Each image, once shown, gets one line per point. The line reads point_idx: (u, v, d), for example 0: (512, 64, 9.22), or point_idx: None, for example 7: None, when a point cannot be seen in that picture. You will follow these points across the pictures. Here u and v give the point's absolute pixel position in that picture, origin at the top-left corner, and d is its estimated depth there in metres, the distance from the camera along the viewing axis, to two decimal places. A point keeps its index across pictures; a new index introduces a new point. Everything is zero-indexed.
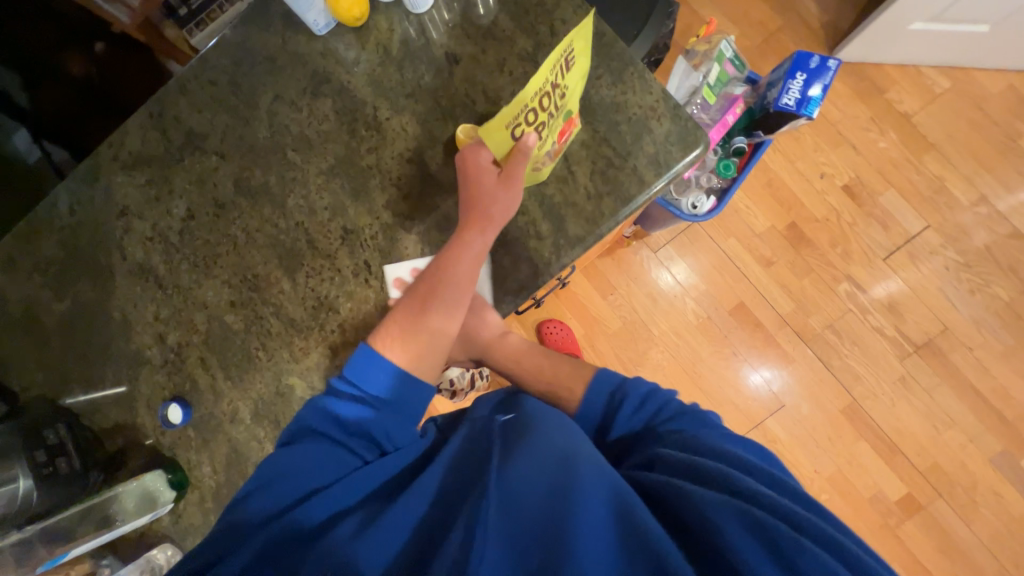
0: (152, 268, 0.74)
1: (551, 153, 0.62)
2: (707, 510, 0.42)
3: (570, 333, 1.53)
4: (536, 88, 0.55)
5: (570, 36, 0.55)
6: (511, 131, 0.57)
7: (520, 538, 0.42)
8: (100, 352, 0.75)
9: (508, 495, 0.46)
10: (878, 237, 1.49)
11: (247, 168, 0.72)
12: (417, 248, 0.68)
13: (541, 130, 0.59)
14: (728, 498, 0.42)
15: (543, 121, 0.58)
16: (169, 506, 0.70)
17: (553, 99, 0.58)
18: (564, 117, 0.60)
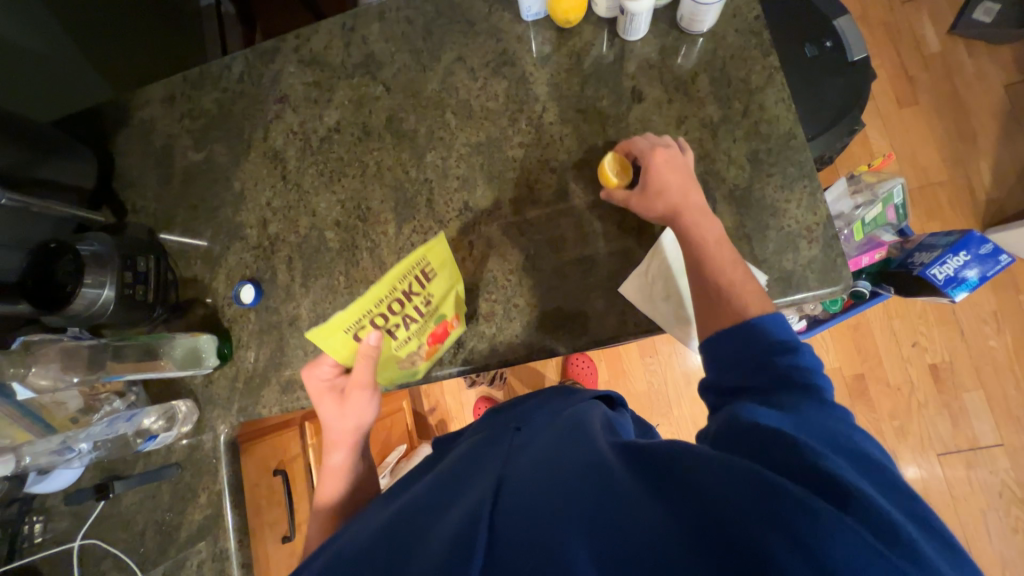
0: (284, 160, 0.78)
1: (420, 354, 0.66)
2: (717, 490, 0.33)
3: (594, 375, 1.51)
4: (396, 289, 0.59)
5: (424, 252, 0.61)
6: (351, 333, 0.60)
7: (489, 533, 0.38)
8: (208, 210, 0.80)
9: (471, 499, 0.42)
10: (942, 430, 1.39)
11: (405, 110, 0.75)
12: (522, 253, 0.68)
13: (390, 331, 0.62)
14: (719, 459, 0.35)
15: (399, 329, 0.63)
16: (209, 369, 0.75)
17: (412, 302, 0.62)
18: (437, 320, 0.65)
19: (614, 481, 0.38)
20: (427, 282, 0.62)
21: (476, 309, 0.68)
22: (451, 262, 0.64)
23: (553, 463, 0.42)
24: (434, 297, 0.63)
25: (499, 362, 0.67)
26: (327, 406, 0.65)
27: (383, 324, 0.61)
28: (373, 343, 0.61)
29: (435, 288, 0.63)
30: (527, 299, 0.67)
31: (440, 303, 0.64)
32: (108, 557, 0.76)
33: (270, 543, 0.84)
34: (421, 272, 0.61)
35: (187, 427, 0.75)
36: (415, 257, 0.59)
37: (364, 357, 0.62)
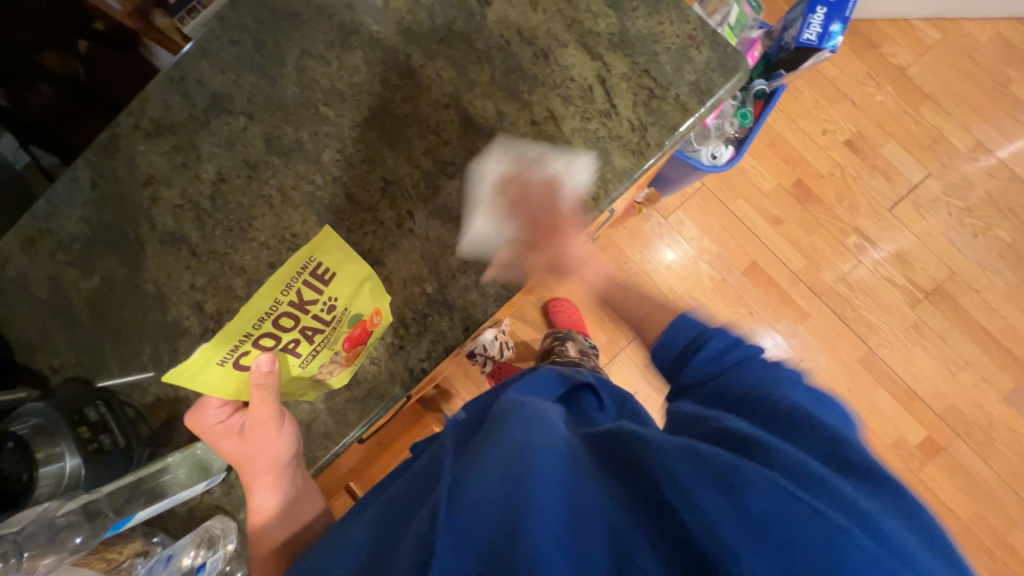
0: (184, 238, 0.72)
1: (335, 361, 0.65)
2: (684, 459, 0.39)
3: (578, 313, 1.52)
4: (282, 299, 0.63)
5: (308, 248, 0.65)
6: (234, 363, 0.62)
7: (484, 526, 0.38)
8: (132, 329, 0.73)
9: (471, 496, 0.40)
10: (882, 188, 1.52)
11: (278, 126, 0.71)
12: (461, 193, 0.67)
13: (290, 349, 0.63)
14: (679, 445, 0.40)
15: (301, 344, 0.64)
16: (222, 474, 0.69)
17: (311, 312, 0.64)
18: (350, 323, 0.64)
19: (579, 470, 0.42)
20: (321, 285, 0.64)
21: (448, 266, 0.67)
22: (349, 256, 0.66)
23: (511, 444, 0.44)
24: (336, 300, 0.64)
25: (495, 301, 0.66)
26: (230, 444, 0.64)
27: (275, 343, 0.63)
28: (265, 367, 0.59)
29: (335, 290, 0.65)
30: (489, 231, 0.66)
31: (347, 302, 0.65)
32: None
33: None
34: (313, 275, 0.64)
35: (232, 542, 0.69)
36: (299, 259, 0.64)
37: (258, 387, 0.60)
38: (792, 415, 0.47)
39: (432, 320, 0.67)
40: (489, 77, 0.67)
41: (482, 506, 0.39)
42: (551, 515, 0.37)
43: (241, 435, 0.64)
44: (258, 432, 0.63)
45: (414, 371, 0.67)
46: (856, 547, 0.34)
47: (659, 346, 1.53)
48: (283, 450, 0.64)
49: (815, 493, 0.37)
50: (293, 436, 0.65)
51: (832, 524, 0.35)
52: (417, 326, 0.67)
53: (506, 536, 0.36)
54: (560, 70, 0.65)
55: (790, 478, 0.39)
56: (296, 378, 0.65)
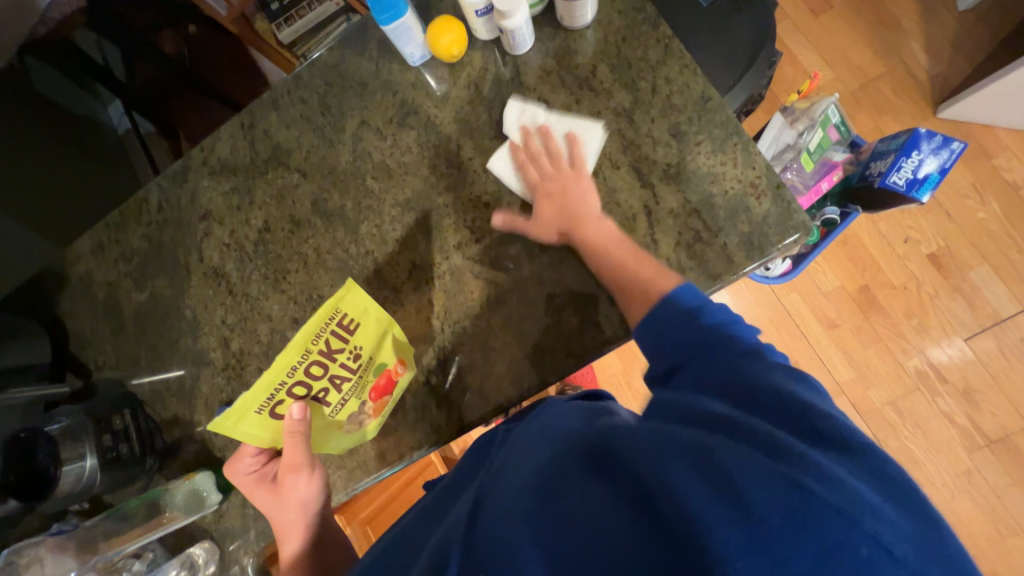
0: (225, 274, 0.77)
1: (364, 412, 0.65)
2: (643, 447, 0.36)
3: (590, 373, 1.49)
4: (311, 351, 0.59)
5: (339, 296, 0.60)
6: (265, 412, 0.60)
7: (474, 535, 0.39)
8: (167, 346, 0.79)
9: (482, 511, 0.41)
10: (961, 313, 1.37)
11: (327, 189, 0.73)
12: (482, 294, 0.66)
13: (319, 398, 0.62)
14: (646, 429, 0.38)
15: (330, 392, 0.62)
16: (214, 507, 0.73)
17: (339, 360, 0.61)
18: (376, 372, 0.64)
19: (569, 450, 0.42)
20: (349, 335, 0.61)
21: (456, 364, 0.67)
22: (377, 306, 0.63)
23: (522, 460, 0.44)
24: (362, 349, 0.62)
25: (494, 410, 0.65)
26: (261, 495, 0.67)
27: (303, 393, 0.61)
28: (297, 417, 0.60)
29: (362, 340, 0.62)
30: (502, 338, 0.65)
31: (374, 352, 0.63)
32: None
33: None
34: (340, 325, 0.60)
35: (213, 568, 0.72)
36: (325, 312, 0.59)
37: (291, 434, 0.61)
38: (750, 355, 0.45)
39: (429, 412, 0.67)
40: (534, 184, 0.66)
41: (483, 514, 0.41)
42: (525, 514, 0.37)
43: (273, 483, 0.67)
44: (291, 476, 0.65)
45: (403, 458, 0.68)
46: (825, 507, 0.30)
47: None
48: (314, 496, 0.67)
49: (795, 463, 0.32)
50: (320, 483, 0.67)
51: (801, 489, 0.30)
52: (415, 414, 0.68)
53: (494, 551, 0.37)
54: (607, 191, 0.63)
55: (762, 447, 0.34)
56: (321, 421, 0.64)
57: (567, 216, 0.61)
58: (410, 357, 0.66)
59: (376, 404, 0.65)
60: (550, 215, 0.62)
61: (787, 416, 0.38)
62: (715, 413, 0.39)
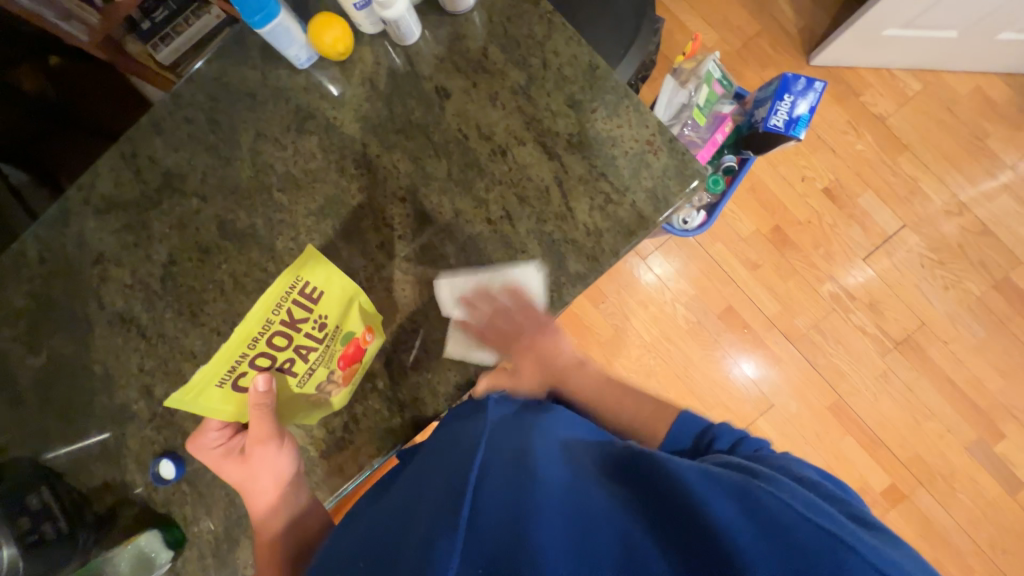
0: (134, 319, 0.71)
1: (334, 380, 0.64)
2: (689, 478, 0.40)
3: None
4: (274, 321, 0.61)
5: (297, 266, 0.61)
6: (229, 386, 0.62)
7: (481, 518, 0.37)
8: (80, 410, 0.72)
9: (490, 492, 0.39)
10: (858, 237, 1.54)
11: (232, 209, 0.69)
12: (415, 290, 0.66)
13: (286, 368, 0.63)
14: (694, 467, 0.42)
15: (297, 363, 0.63)
16: (166, 567, 0.68)
17: (303, 330, 0.62)
18: (343, 341, 0.64)
19: (589, 477, 0.42)
20: (313, 303, 0.62)
21: (400, 364, 0.66)
22: (337, 276, 0.63)
23: (531, 455, 0.44)
24: (326, 318, 0.63)
25: (446, 401, 0.65)
26: (228, 468, 0.65)
27: (268, 364, 0.62)
28: (263, 387, 0.61)
29: (325, 308, 0.63)
30: (441, 329, 0.66)
31: (340, 321, 0.63)
32: None
33: None
34: (301, 294, 0.62)
35: None
36: (289, 279, 0.61)
37: (257, 406, 0.62)
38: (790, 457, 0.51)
39: (382, 417, 0.66)
40: (446, 172, 0.66)
41: (488, 499, 0.38)
42: (550, 514, 0.37)
43: (242, 456, 0.65)
44: (258, 446, 0.63)
45: (363, 468, 0.66)
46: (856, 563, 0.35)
47: (631, 388, 1.53)
48: (287, 468, 0.65)
49: (825, 518, 0.37)
50: (294, 455, 0.65)
51: (846, 546, 0.35)
52: (367, 422, 0.66)
53: (514, 534, 0.35)
54: (518, 168, 0.65)
55: (800, 502, 0.39)
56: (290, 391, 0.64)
57: (543, 365, 0.67)
58: (378, 329, 0.65)
59: (348, 373, 0.64)
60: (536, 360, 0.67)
61: (819, 488, 0.44)
62: (761, 474, 0.43)
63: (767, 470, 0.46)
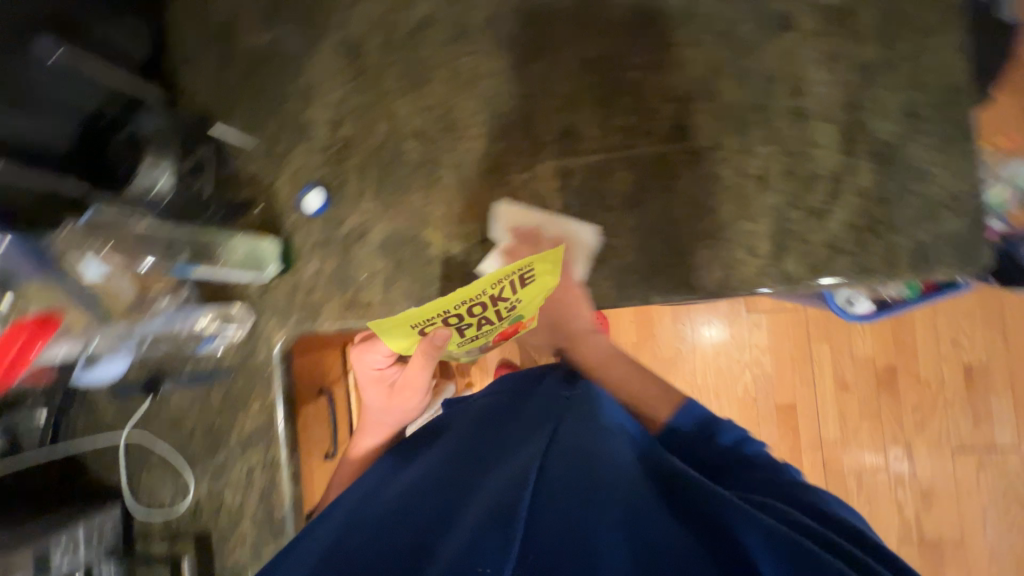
0: (363, 54, 0.70)
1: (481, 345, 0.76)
2: (728, 513, 0.49)
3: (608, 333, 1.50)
4: (484, 293, 0.62)
5: (534, 257, 0.61)
6: (417, 327, 0.67)
7: (536, 532, 0.51)
8: (271, 103, 0.73)
9: (547, 514, 0.53)
10: (961, 430, 1.41)
11: (510, 11, 0.66)
12: (626, 188, 0.62)
13: (461, 326, 0.68)
14: (748, 513, 0.49)
15: (472, 326, 0.69)
16: (272, 273, 0.71)
17: (496, 307, 0.66)
18: (512, 319, 0.71)
19: (644, 492, 0.53)
20: (521, 287, 0.64)
21: (567, 245, 0.64)
22: (554, 275, 0.64)
23: (597, 467, 0.56)
24: (521, 301, 0.67)
25: (584, 303, 0.63)
26: (372, 394, 0.87)
27: (455, 322, 0.66)
28: (442, 338, 0.69)
29: (523, 294, 0.66)
30: (625, 239, 0.62)
31: (524, 306, 0.69)
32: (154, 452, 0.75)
33: (312, 457, 0.84)
34: (519, 277, 0.62)
35: (244, 330, 0.72)
36: (519, 264, 0.60)
37: (428, 347, 0.72)
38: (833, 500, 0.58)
39: (520, 279, 0.65)
40: (733, 101, 0.60)
41: (532, 528, 0.52)
42: (606, 514, 0.51)
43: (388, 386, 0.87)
44: (413, 378, 0.83)
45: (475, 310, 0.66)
46: None
47: None
48: (420, 399, 0.88)
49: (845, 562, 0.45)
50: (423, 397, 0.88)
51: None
52: None
53: (573, 540, 0.49)
54: (805, 140, 0.58)
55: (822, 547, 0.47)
56: (456, 338, 0.72)
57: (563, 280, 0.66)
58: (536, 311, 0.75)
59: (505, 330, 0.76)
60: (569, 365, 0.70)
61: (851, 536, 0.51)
62: (804, 521, 0.51)
63: (778, 500, 0.56)
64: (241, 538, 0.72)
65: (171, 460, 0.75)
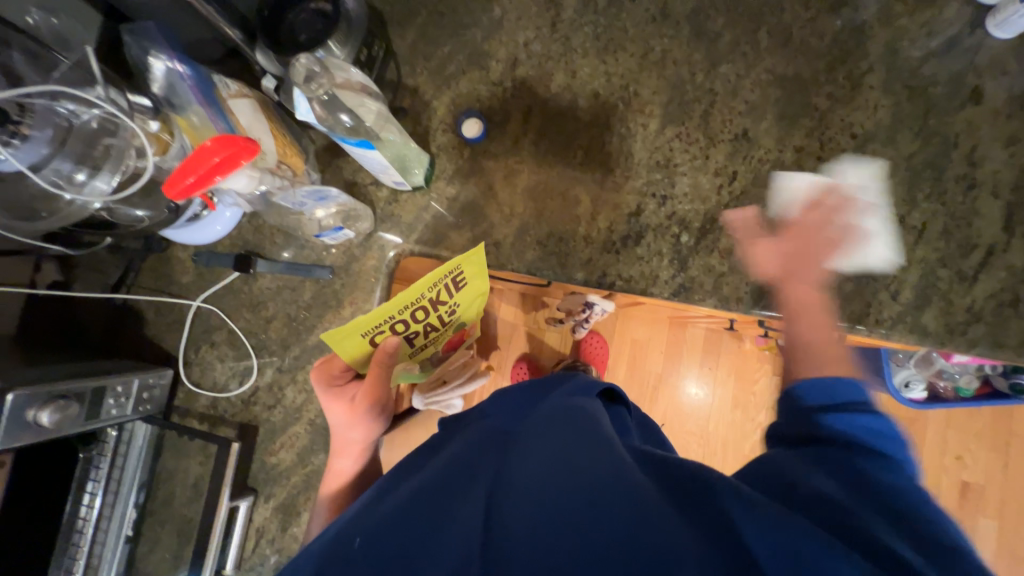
0: (559, 5, 0.71)
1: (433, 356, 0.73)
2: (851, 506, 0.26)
3: None
4: (425, 296, 0.62)
5: (459, 261, 0.63)
6: (368, 338, 0.62)
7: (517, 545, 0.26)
8: (452, 25, 0.73)
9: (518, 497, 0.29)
10: None
11: (716, 8, 0.67)
12: (785, 205, 0.64)
13: (408, 337, 0.66)
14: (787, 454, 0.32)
15: (417, 336, 0.67)
16: (408, 187, 0.69)
17: (437, 311, 0.66)
18: (455, 329, 0.71)
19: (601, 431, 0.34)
20: (455, 292, 0.66)
21: (715, 242, 0.64)
22: (481, 275, 0.66)
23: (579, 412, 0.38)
24: (458, 307, 0.68)
25: (716, 301, 0.64)
26: (335, 409, 0.65)
27: (402, 330, 0.64)
28: (393, 350, 0.62)
29: (460, 299, 0.67)
30: None
31: (463, 313, 0.69)
32: (222, 329, 0.72)
33: None
34: (452, 282, 0.64)
35: (357, 233, 0.70)
36: (448, 268, 0.62)
37: (379, 365, 0.62)
38: None
39: (658, 261, 0.65)
40: (909, 153, 0.62)
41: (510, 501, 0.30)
42: None
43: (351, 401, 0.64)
44: (381, 386, 0.64)
45: (606, 279, 0.66)
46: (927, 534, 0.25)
47: None
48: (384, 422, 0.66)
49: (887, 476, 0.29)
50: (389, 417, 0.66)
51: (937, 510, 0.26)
52: (642, 251, 0.66)
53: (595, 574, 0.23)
54: (969, 209, 0.61)
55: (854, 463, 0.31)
56: (404, 353, 0.68)
57: (790, 257, 0.54)
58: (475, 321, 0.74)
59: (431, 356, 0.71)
60: (764, 258, 0.55)
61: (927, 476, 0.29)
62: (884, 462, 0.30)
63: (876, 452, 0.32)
64: (293, 439, 0.69)
65: (238, 342, 0.71)
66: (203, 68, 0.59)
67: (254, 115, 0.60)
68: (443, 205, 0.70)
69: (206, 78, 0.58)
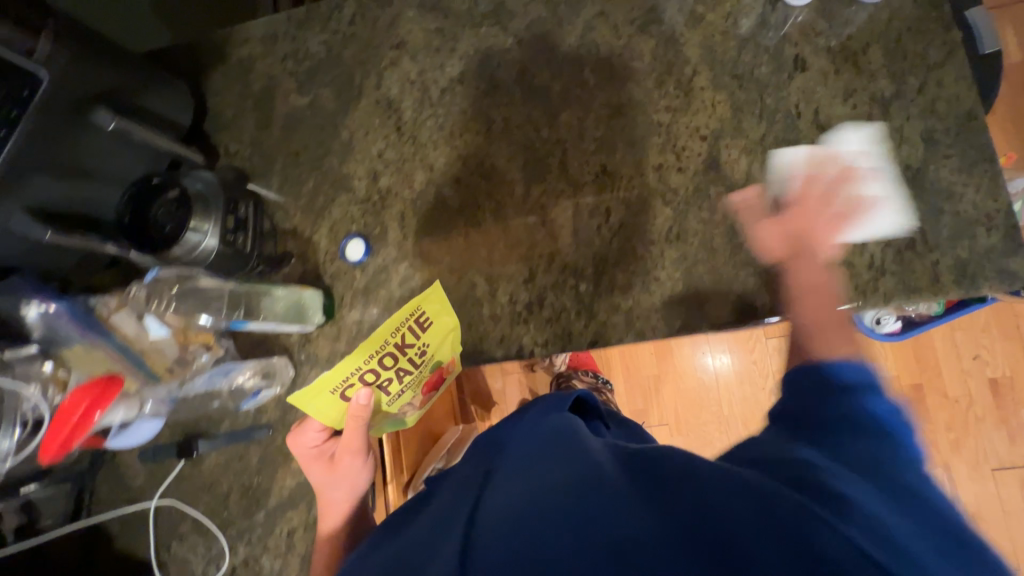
0: (399, 109, 0.73)
1: (413, 403, 0.70)
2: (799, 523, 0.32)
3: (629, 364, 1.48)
4: (388, 342, 0.64)
5: (417, 300, 0.65)
6: (338, 393, 0.64)
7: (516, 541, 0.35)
8: (310, 160, 0.75)
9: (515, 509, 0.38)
10: (999, 451, 1.35)
11: (538, 64, 0.70)
12: (665, 223, 0.64)
13: (380, 386, 0.65)
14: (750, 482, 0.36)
15: (392, 384, 0.66)
16: (312, 327, 0.69)
17: (406, 355, 0.65)
18: (432, 369, 0.67)
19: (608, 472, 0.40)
20: (421, 332, 0.65)
21: (613, 280, 0.64)
22: (447, 310, 0.67)
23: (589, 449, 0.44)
24: (428, 348, 0.66)
25: (634, 336, 0.63)
26: (316, 472, 0.66)
27: (372, 379, 0.65)
28: (363, 402, 0.63)
29: (430, 339, 0.66)
30: (669, 272, 0.63)
31: (436, 352, 0.66)
32: (186, 519, 0.72)
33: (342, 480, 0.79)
34: (416, 322, 0.65)
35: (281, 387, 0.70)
36: (407, 308, 0.64)
37: (355, 418, 0.64)
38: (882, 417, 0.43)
39: (566, 316, 0.65)
40: (760, 136, 0.63)
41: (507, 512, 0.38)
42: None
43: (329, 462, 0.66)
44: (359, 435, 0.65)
45: (524, 350, 0.65)
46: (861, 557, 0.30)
47: (682, 443, 1.45)
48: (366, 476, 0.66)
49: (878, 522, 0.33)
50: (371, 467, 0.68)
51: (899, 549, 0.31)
52: (549, 312, 0.65)
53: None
54: (834, 169, 0.61)
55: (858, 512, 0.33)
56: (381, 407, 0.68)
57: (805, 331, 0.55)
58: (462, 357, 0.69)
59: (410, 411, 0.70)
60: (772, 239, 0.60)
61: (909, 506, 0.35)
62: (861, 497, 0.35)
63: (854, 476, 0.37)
64: None
65: (205, 527, 0.71)
66: (77, 297, 0.61)
67: (138, 318, 0.62)
68: (352, 330, 0.70)
69: (82, 307, 0.60)
